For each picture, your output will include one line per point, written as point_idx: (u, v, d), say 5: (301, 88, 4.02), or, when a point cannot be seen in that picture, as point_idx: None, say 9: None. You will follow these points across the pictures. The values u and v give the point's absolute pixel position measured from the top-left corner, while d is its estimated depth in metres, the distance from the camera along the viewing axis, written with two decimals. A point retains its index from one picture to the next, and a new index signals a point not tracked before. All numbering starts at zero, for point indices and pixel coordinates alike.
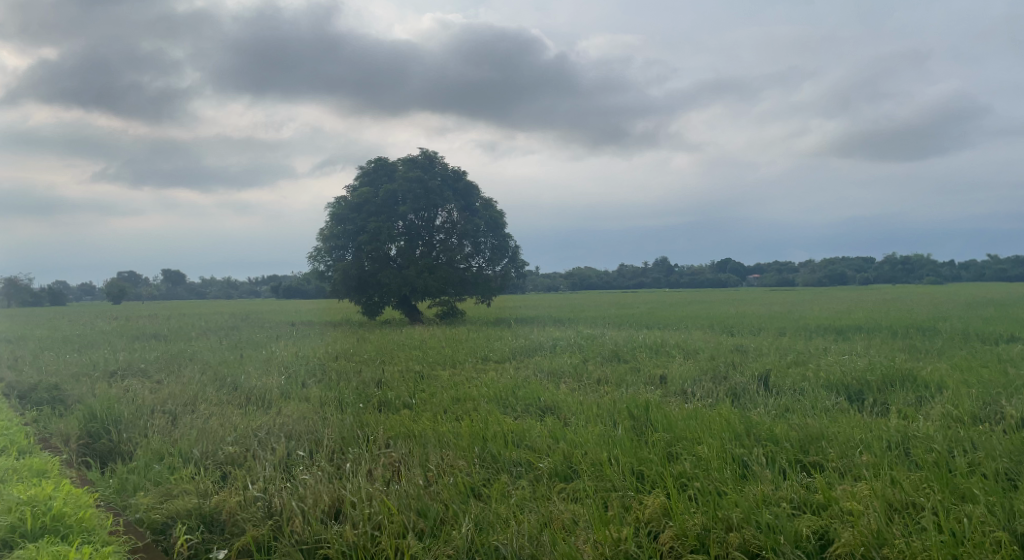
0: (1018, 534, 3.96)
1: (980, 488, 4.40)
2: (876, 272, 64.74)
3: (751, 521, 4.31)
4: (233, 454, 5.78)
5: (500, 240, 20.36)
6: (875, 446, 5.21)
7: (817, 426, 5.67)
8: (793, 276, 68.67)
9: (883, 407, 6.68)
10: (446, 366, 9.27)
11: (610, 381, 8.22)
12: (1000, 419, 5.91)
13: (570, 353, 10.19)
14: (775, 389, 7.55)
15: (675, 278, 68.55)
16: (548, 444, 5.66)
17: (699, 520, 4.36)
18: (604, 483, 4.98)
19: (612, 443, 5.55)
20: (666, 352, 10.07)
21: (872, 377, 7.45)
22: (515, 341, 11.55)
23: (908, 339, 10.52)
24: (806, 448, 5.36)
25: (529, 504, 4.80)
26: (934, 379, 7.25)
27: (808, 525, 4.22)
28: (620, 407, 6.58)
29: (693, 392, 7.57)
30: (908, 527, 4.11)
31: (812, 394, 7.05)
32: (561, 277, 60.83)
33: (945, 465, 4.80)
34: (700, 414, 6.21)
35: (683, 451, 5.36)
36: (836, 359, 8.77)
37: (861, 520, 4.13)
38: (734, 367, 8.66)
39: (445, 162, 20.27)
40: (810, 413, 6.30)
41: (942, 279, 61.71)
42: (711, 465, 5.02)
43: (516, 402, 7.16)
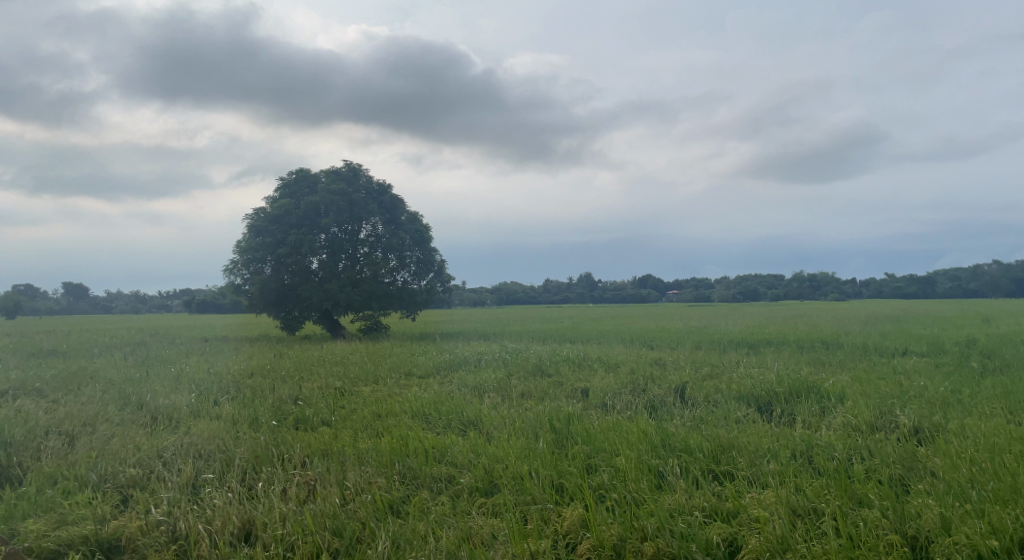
0: (908, 537, 4.22)
1: (875, 493, 4.67)
2: (785, 289, 68.18)
3: (664, 530, 4.43)
4: (135, 477, 5.48)
5: (426, 253, 20.26)
6: (781, 455, 5.47)
7: (728, 436, 5.90)
8: (710, 292, 71.38)
9: (790, 417, 7.02)
10: (367, 382, 9.11)
11: (534, 394, 8.29)
12: (894, 427, 6.33)
13: (495, 368, 10.22)
14: (690, 401, 7.82)
15: (598, 293, 69.98)
16: (469, 458, 5.64)
17: (615, 530, 4.45)
18: (524, 496, 5.01)
19: (533, 456, 5.60)
20: (588, 366, 10.26)
21: (780, 389, 7.82)
22: (439, 356, 11.48)
23: (814, 352, 11.12)
24: (718, 457, 5.56)
25: (448, 519, 4.77)
26: (835, 391, 7.69)
27: (717, 533, 4.37)
28: (542, 421, 6.65)
29: (612, 405, 7.73)
30: (809, 532, 4.33)
31: (724, 406, 7.33)
32: (487, 293, 61.05)
33: (845, 472, 5.09)
34: (619, 426, 6.35)
35: (601, 462, 5.46)
36: (747, 371, 9.18)
37: (767, 527, 4.32)
38: (652, 380, 8.92)
39: (369, 175, 20.03)
40: (723, 424, 6.53)
41: (845, 296, 65.73)
42: (629, 476, 5.14)
43: (439, 417, 7.13)
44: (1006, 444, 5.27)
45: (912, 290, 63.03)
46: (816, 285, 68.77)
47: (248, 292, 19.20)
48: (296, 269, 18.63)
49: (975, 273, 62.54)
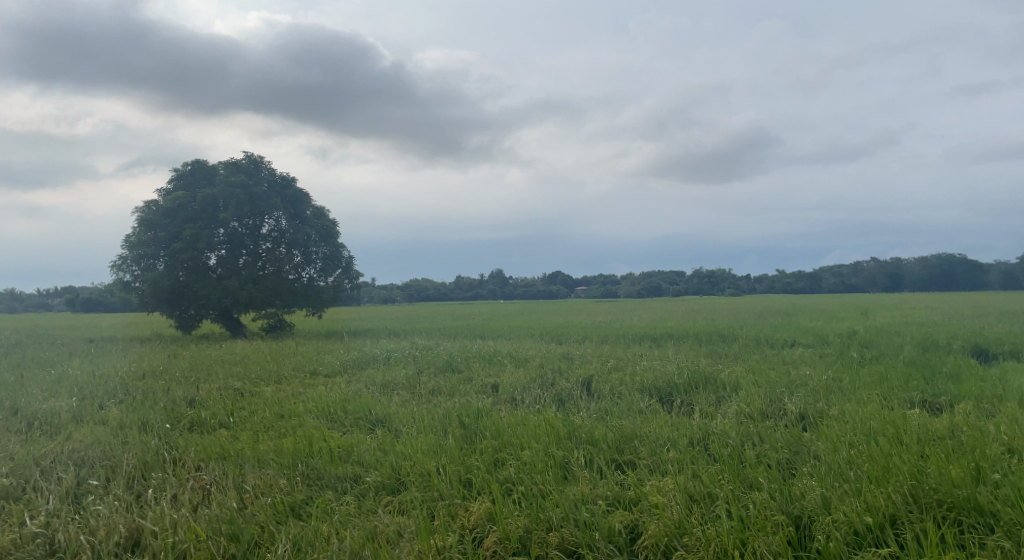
0: (794, 517, 4.49)
1: (764, 476, 4.96)
2: (686, 285, 71.29)
3: (569, 520, 4.54)
4: (8, 487, 5.06)
5: (333, 249, 19.76)
6: (680, 443, 5.71)
7: (631, 427, 6.10)
8: (617, 287, 73.53)
9: (689, 407, 7.34)
10: (269, 382, 8.80)
11: (443, 391, 8.27)
12: (783, 414, 6.75)
13: (404, 365, 10.09)
14: (596, 393, 8.04)
15: (510, 289, 70.60)
16: (377, 456, 5.56)
17: (521, 522, 4.52)
18: (431, 493, 4.99)
19: (441, 453, 5.58)
20: (498, 361, 10.35)
21: (680, 380, 8.17)
22: (347, 354, 11.23)
23: (711, 345, 11.65)
24: (621, 448, 5.74)
25: (353, 519, 4.69)
26: (729, 381, 8.11)
27: (619, 520, 4.51)
28: (450, 416, 6.65)
29: (521, 399, 7.83)
30: (705, 516, 4.54)
31: (628, 397, 7.58)
32: (397, 289, 60.32)
33: (738, 458, 5.38)
34: (527, 420, 6.44)
35: (509, 456, 5.52)
36: (649, 364, 9.53)
37: (665, 512, 4.50)
38: (560, 374, 9.11)
39: (272, 167, 19.31)
40: (626, 415, 6.74)
41: (742, 291, 69.59)
42: (535, 469, 5.23)
43: (345, 415, 6.98)
44: (880, 427, 5.71)
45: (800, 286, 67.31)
46: (715, 281, 72.13)
47: (139, 289, 18.09)
48: (192, 265, 17.71)
49: (855, 270, 67.58)
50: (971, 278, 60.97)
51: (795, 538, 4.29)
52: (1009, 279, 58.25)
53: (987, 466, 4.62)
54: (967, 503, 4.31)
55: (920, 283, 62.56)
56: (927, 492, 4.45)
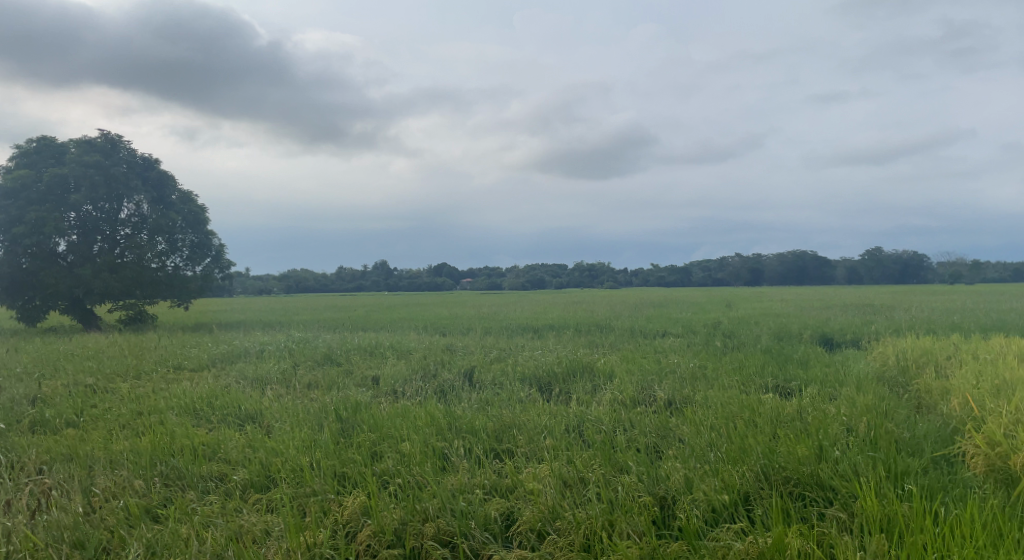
0: (659, 497, 4.74)
1: (633, 459, 5.19)
2: (568, 278, 73.47)
3: (446, 510, 4.56)
4: None
5: (201, 237, 18.63)
6: (556, 430, 5.87)
7: (510, 416, 6.20)
8: (501, 279, 74.48)
9: (567, 395, 7.56)
10: (127, 377, 8.17)
11: (321, 385, 8.01)
12: (653, 400, 7.11)
13: (279, 358, 9.69)
14: (478, 384, 8.10)
15: (394, 280, 69.68)
16: (245, 454, 5.32)
17: (397, 515, 4.50)
18: (303, 488, 4.85)
19: (315, 447, 5.42)
20: (380, 353, 10.18)
21: (559, 369, 8.40)
22: (216, 347, 10.63)
23: (590, 335, 12.05)
24: (500, 436, 5.84)
25: (215, 519, 4.49)
26: (605, 369, 8.44)
27: (496, 508, 4.58)
28: (327, 410, 6.46)
29: (402, 391, 7.74)
30: (577, 500, 4.69)
31: (509, 387, 7.69)
32: (275, 280, 57.86)
33: (610, 443, 5.61)
34: (407, 412, 6.38)
35: (387, 449, 5.45)
36: (531, 354, 9.72)
37: (540, 498, 4.61)
38: (442, 365, 9.11)
39: (132, 147, 17.88)
40: (506, 405, 6.83)
41: (620, 284, 72.72)
42: (414, 460, 5.20)
43: (212, 412, 6.61)
44: (738, 411, 6.15)
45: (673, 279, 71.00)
46: (594, 274, 74.55)
47: None
48: (37, 251, 16.15)
49: (721, 265, 72.41)
50: (821, 273, 66.90)
51: (658, 517, 4.54)
52: (851, 275, 64.46)
53: (828, 444, 5.08)
54: (811, 478, 4.72)
55: (777, 278, 67.91)
56: (777, 470, 4.84)
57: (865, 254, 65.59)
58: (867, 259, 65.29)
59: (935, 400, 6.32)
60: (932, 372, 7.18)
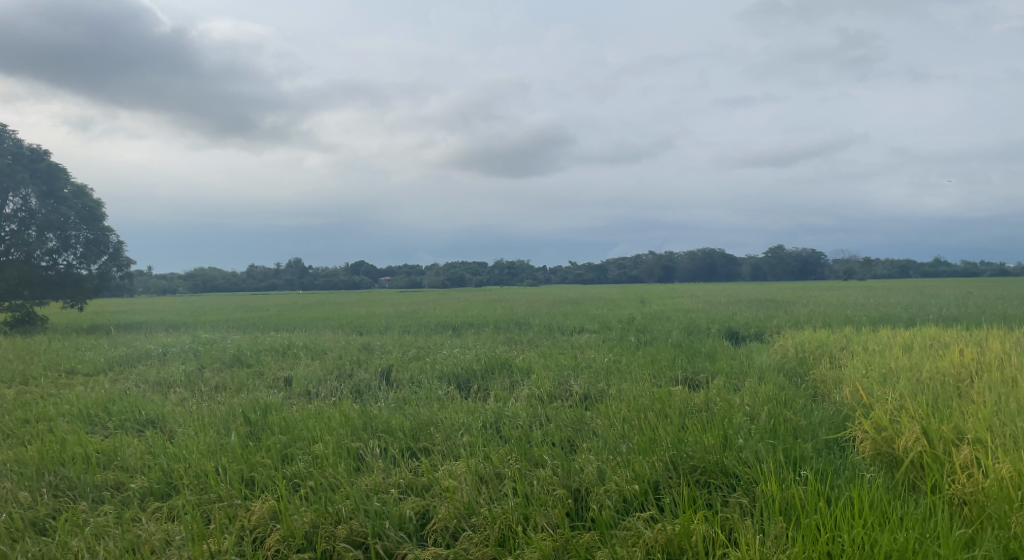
0: (573, 489, 4.82)
1: (548, 453, 5.25)
2: (488, 276, 73.76)
3: (359, 511, 4.49)
4: None
5: (97, 234, 17.52)
6: (473, 427, 5.87)
7: (427, 414, 6.16)
8: (421, 277, 73.76)
9: (485, 392, 7.59)
10: (12, 383, 7.58)
11: (229, 387, 7.69)
12: (569, 395, 7.25)
13: (184, 361, 9.25)
14: (395, 382, 8.00)
15: (310, 279, 67.84)
16: (144, 460, 5.07)
17: (307, 518, 4.41)
18: (207, 495, 4.68)
19: (221, 451, 5.23)
20: (292, 353, 9.88)
21: (477, 367, 8.42)
22: (114, 350, 10.03)
23: (508, 333, 12.11)
24: (416, 435, 5.79)
25: (110, 530, 4.29)
26: (523, 366, 8.52)
27: (411, 507, 4.54)
28: (235, 413, 6.23)
29: (315, 392, 7.55)
30: (492, 495, 4.70)
31: (426, 385, 7.64)
32: (180, 279, 55.10)
33: (526, 438, 5.65)
34: (320, 413, 6.23)
35: (298, 451, 5.31)
36: (449, 352, 9.70)
37: (455, 495, 4.61)
38: (358, 364, 8.94)
39: (17, 136, 16.58)
40: (424, 403, 6.78)
41: (539, 281, 73.69)
42: (326, 462, 5.09)
43: (108, 418, 6.25)
44: (649, 403, 6.35)
45: (590, 276, 72.39)
46: (514, 272, 75.13)
47: None
48: None
49: (637, 263, 74.56)
50: (729, 270, 69.95)
51: (572, 509, 4.62)
52: (757, 272, 67.74)
53: (732, 434, 5.31)
54: (716, 466, 4.92)
55: (689, 275, 70.51)
56: (684, 459, 5.01)
57: (769, 253, 69.07)
58: (770, 256, 68.78)
59: (829, 388, 6.73)
60: (826, 363, 7.65)
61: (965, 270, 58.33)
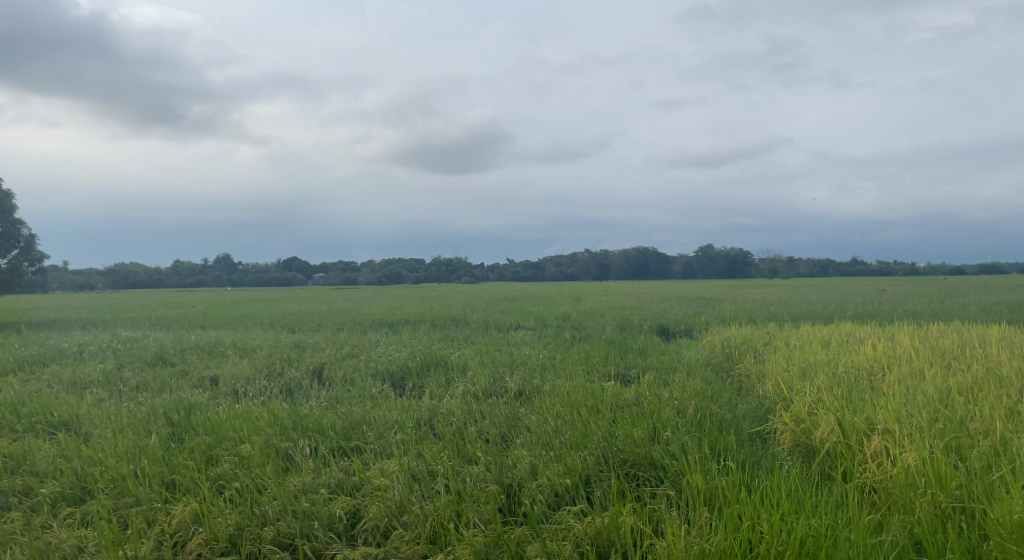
0: (506, 485, 4.85)
1: (482, 449, 5.26)
2: (425, 273, 73.28)
3: (287, 512, 4.41)
4: None
5: (7, 227, 16.49)
6: (406, 425, 5.83)
7: (360, 412, 6.07)
8: (356, 274, 72.49)
9: (420, 390, 7.54)
10: None
11: (151, 387, 7.38)
12: (504, 391, 7.28)
13: (102, 360, 8.82)
14: (327, 380, 7.86)
15: (239, 276, 65.74)
16: (56, 464, 4.84)
17: (232, 520, 4.31)
18: (125, 499, 4.52)
19: (141, 453, 5.03)
20: (219, 352, 9.55)
21: (412, 364, 8.36)
22: (24, 349, 9.46)
23: (444, 330, 12.06)
24: (349, 434, 5.70)
25: (18, 538, 4.10)
26: (458, 363, 8.50)
27: (341, 507, 4.48)
28: (157, 413, 5.99)
29: (243, 391, 7.33)
30: (425, 493, 4.68)
31: (360, 383, 7.53)
32: (98, 275, 52.40)
33: (460, 435, 5.64)
34: (248, 412, 6.06)
35: (224, 452, 5.15)
36: (383, 349, 9.58)
37: (387, 494, 4.57)
38: (289, 362, 8.73)
39: None
40: (357, 401, 6.68)
41: (476, 278, 73.74)
42: (253, 463, 4.96)
43: (17, 420, 5.91)
44: (583, 398, 6.45)
45: (528, 274, 72.84)
46: (451, 269, 74.87)
47: None
48: None
49: (573, 261, 75.55)
50: (662, 269, 71.73)
51: (504, 505, 4.64)
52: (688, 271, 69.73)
53: (660, 427, 5.46)
54: (644, 459, 5.03)
55: (624, 274, 71.88)
56: (615, 453, 5.12)
57: (700, 252, 71.18)
58: (701, 256, 70.86)
59: (753, 382, 7.00)
60: (750, 358, 7.96)
61: (880, 269, 61.61)
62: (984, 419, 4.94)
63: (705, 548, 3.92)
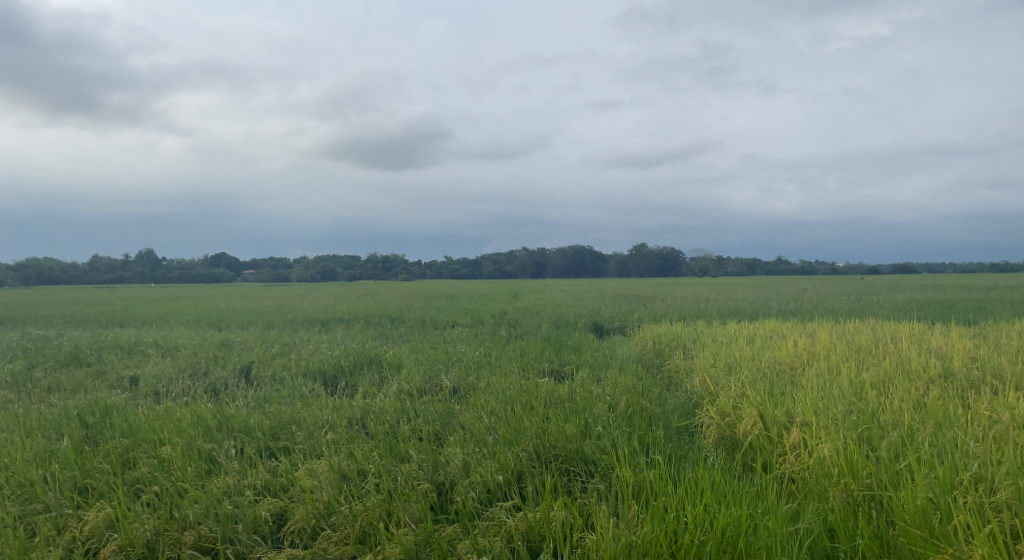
0: (438, 483, 4.83)
1: (414, 447, 5.21)
2: (361, 270, 72.19)
3: (209, 515, 4.28)
4: None
5: None
6: (337, 424, 5.71)
7: (289, 411, 5.92)
8: (288, 270, 70.66)
9: (352, 388, 7.42)
10: None
11: (64, 388, 7.00)
12: (438, 389, 7.24)
13: (9, 359, 8.33)
14: (255, 380, 7.63)
15: (164, 272, 63.11)
16: None
17: (150, 525, 4.17)
18: (33, 505, 4.30)
19: (51, 458, 4.78)
20: (140, 351, 9.15)
21: (345, 362, 8.21)
22: None
23: (379, 327, 11.90)
24: (277, 435, 5.55)
25: None
26: (393, 361, 8.40)
27: (267, 508, 4.37)
28: (70, 415, 5.69)
29: (165, 391, 7.05)
30: (354, 493, 4.59)
31: (290, 383, 7.34)
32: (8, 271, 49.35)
33: (393, 434, 5.57)
34: (170, 413, 5.82)
35: (143, 454, 4.94)
36: (315, 347, 9.37)
37: (315, 495, 4.47)
38: (215, 361, 8.44)
39: None
40: (286, 401, 6.51)
41: (413, 276, 73.14)
42: (174, 465, 4.78)
43: None
44: (517, 395, 6.47)
45: (465, 272, 72.71)
46: (388, 266, 74.01)
47: None
48: None
49: (511, 259, 75.88)
50: (598, 268, 72.87)
51: (436, 503, 4.61)
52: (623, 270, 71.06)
53: (592, 423, 5.54)
54: (576, 454, 5.09)
55: (561, 272, 72.68)
56: (547, 449, 5.16)
57: (635, 251, 72.67)
58: (636, 255, 72.32)
59: (682, 378, 7.20)
60: (680, 354, 8.18)
61: (804, 268, 64.36)
62: (893, 411, 5.22)
63: (633, 539, 4.00)
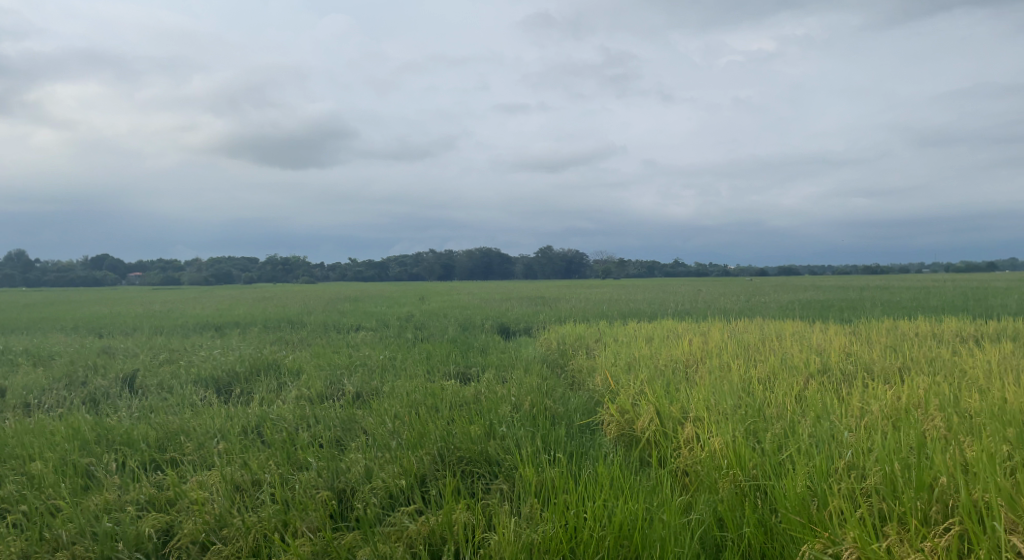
0: (339, 490, 4.69)
1: (313, 455, 5.05)
2: (260, 273, 69.37)
3: (85, 535, 4.02)
4: None
5: None
6: (230, 433, 5.44)
7: (178, 421, 5.59)
8: (180, 272, 66.83)
9: (248, 396, 7.10)
10: None
11: None
12: (340, 394, 7.06)
13: None
14: (141, 389, 7.16)
15: (37, 274, 58.09)
16: None
17: (16, 547, 3.89)
18: None
19: None
20: (6, 360, 8.37)
21: (240, 369, 7.85)
22: None
23: (277, 332, 11.47)
24: (164, 446, 5.23)
25: None
26: (292, 366, 8.11)
27: (151, 524, 4.11)
28: None
29: (37, 404, 6.49)
30: (248, 504, 4.39)
31: (179, 391, 6.93)
32: None
33: (291, 441, 5.37)
34: (42, 426, 5.37)
35: (10, 472, 4.56)
36: (208, 354, 8.91)
37: (205, 508, 4.24)
38: (95, 370, 7.85)
39: None
40: (175, 410, 6.15)
41: (316, 278, 71.02)
42: (45, 482, 4.42)
43: None
44: (422, 398, 6.41)
45: (370, 275, 71.29)
46: (290, 268, 71.51)
47: None
48: None
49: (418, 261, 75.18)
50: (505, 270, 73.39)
51: (336, 511, 4.48)
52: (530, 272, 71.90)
53: (496, 423, 5.57)
54: (480, 455, 5.09)
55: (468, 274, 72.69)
56: (452, 451, 5.13)
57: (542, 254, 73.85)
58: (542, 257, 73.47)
59: (584, 377, 7.36)
60: (583, 354, 8.37)
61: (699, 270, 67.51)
62: (777, 405, 5.55)
63: (533, 538, 4.05)
